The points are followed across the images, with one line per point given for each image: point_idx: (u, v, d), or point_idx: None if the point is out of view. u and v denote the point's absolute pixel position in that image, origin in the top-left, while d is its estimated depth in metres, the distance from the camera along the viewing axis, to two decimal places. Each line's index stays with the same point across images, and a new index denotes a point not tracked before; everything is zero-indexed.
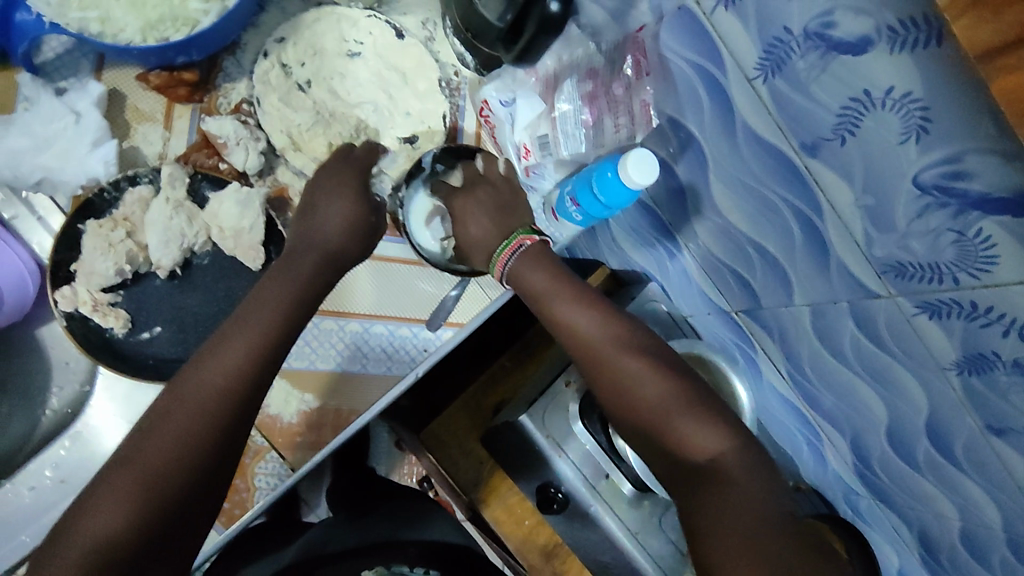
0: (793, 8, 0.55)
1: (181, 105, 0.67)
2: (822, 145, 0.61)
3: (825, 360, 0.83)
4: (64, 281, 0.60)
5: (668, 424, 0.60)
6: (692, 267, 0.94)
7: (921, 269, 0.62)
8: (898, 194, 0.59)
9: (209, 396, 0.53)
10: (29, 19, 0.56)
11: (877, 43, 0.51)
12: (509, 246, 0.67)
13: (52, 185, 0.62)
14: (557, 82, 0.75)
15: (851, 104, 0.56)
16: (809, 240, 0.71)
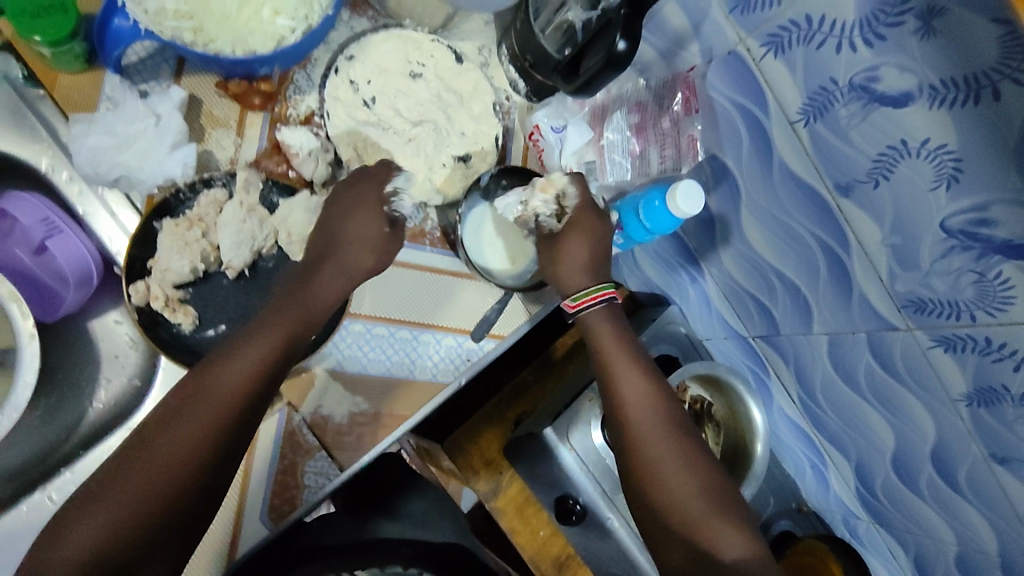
0: (840, 62, 0.60)
1: (253, 114, 0.69)
2: (856, 187, 0.66)
3: (837, 389, 0.88)
4: (138, 276, 0.62)
5: (676, 490, 0.66)
6: (713, 292, 0.98)
7: (942, 306, 0.67)
8: (925, 235, 0.64)
9: (217, 403, 0.54)
10: (125, 26, 0.58)
11: (917, 99, 0.57)
12: (595, 294, 0.71)
13: (129, 184, 0.64)
14: (606, 113, 0.81)
15: (888, 152, 0.62)
16: (833, 273, 0.76)
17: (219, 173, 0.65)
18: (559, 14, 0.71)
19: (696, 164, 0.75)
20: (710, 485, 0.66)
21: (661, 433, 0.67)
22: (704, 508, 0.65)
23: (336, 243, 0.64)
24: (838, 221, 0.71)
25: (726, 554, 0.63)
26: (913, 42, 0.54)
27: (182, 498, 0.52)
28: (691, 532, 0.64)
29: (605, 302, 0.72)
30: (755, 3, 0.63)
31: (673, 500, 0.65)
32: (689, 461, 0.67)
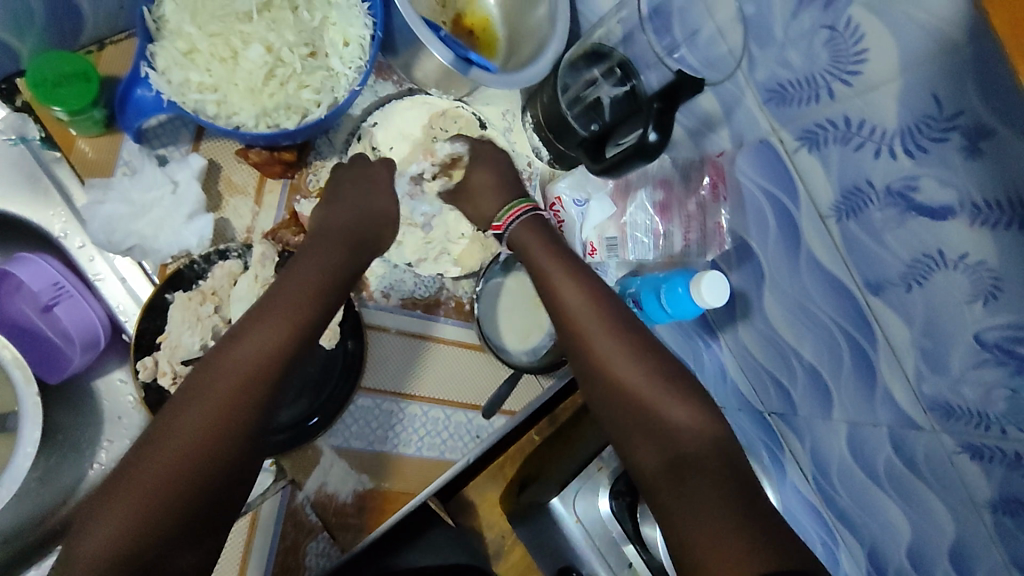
0: (876, 164, 0.56)
1: (272, 180, 0.69)
2: (887, 287, 0.60)
3: (876, 496, 0.72)
4: (146, 351, 0.60)
5: (656, 435, 0.60)
6: (728, 361, 0.89)
7: (972, 415, 0.58)
8: (957, 345, 0.57)
9: (236, 381, 0.54)
10: (148, 96, 0.56)
11: (958, 215, 0.52)
12: (511, 211, 0.72)
13: (142, 252, 0.63)
14: (631, 190, 0.78)
15: (922, 259, 0.56)
16: (856, 367, 0.67)
17: (235, 244, 0.64)
18: (587, 93, 0.73)
19: (721, 250, 0.75)
20: (696, 408, 0.61)
21: (638, 382, 0.62)
22: (685, 431, 0.59)
23: (341, 221, 0.66)
24: (866, 319, 0.64)
25: (699, 458, 0.57)
26: (959, 158, 0.50)
27: (205, 484, 0.50)
28: (673, 455, 0.58)
29: (528, 216, 0.71)
30: (792, 97, 0.60)
31: (652, 421, 0.60)
32: (679, 406, 0.61)
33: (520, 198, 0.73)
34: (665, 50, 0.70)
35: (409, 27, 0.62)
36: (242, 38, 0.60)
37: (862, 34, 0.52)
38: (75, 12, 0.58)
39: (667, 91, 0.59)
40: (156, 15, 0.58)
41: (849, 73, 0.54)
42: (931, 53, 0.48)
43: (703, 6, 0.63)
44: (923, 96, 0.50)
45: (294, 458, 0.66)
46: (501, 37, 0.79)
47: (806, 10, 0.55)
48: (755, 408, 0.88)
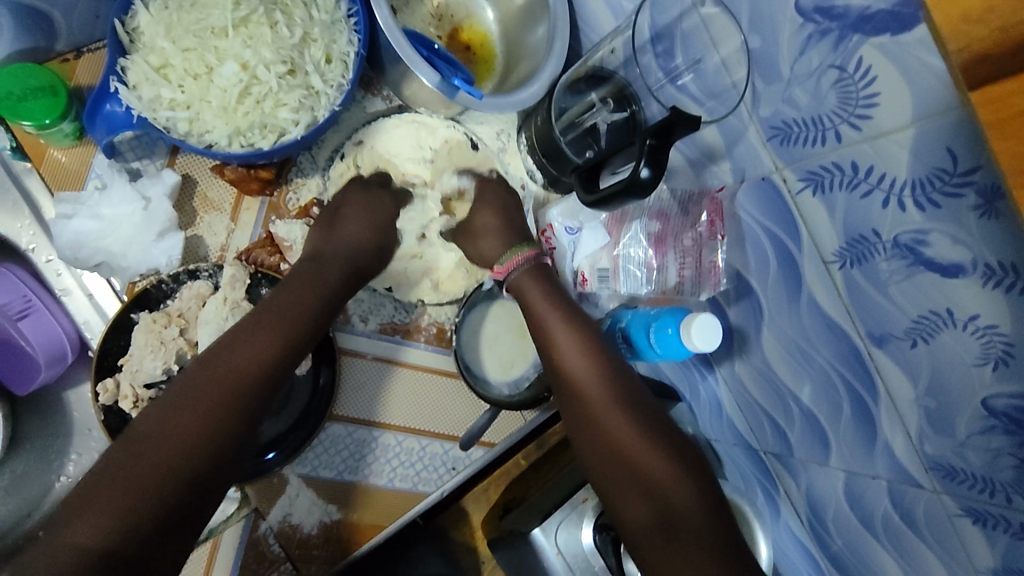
0: (882, 214, 0.48)
1: (250, 198, 0.67)
2: (890, 340, 0.52)
3: (871, 552, 0.63)
4: (108, 372, 0.59)
5: (644, 486, 0.56)
6: (726, 398, 0.77)
7: (979, 482, 0.50)
8: (964, 411, 0.49)
9: (230, 386, 0.52)
10: (118, 111, 0.56)
11: (970, 274, 0.44)
12: (515, 256, 0.70)
13: (111, 269, 0.62)
14: (626, 220, 0.74)
15: (929, 317, 0.48)
16: (855, 421, 0.58)
17: (206, 264, 0.63)
18: (584, 117, 0.73)
19: (717, 291, 0.68)
20: (680, 457, 0.58)
21: (624, 427, 0.59)
22: (669, 481, 0.56)
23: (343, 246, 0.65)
24: (867, 368, 0.55)
25: (684, 513, 0.55)
26: (972, 218, 0.42)
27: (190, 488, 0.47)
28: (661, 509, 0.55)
29: (530, 262, 0.70)
30: (796, 136, 0.53)
31: (638, 469, 0.57)
32: (662, 457, 0.58)
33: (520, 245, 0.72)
34: (667, 76, 0.66)
35: (393, 45, 0.61)
36: (217, 54, 0.59)
37: (874, 77, 0.45)
38: (50, 27, 0.60)
39: (660, 126, 0.55)
40: (130, 27, 0.58)
41: (858, 117, 0.48)
42: (947, 105, 0.41)
43: (706, 35, 0.59)
44: (936, 152, 0.43)
45: (259, 485, 0.66)
46: (498, 52, 0.79)
47: (815, 45, 0.49)
48: (751, 447, 0.76)
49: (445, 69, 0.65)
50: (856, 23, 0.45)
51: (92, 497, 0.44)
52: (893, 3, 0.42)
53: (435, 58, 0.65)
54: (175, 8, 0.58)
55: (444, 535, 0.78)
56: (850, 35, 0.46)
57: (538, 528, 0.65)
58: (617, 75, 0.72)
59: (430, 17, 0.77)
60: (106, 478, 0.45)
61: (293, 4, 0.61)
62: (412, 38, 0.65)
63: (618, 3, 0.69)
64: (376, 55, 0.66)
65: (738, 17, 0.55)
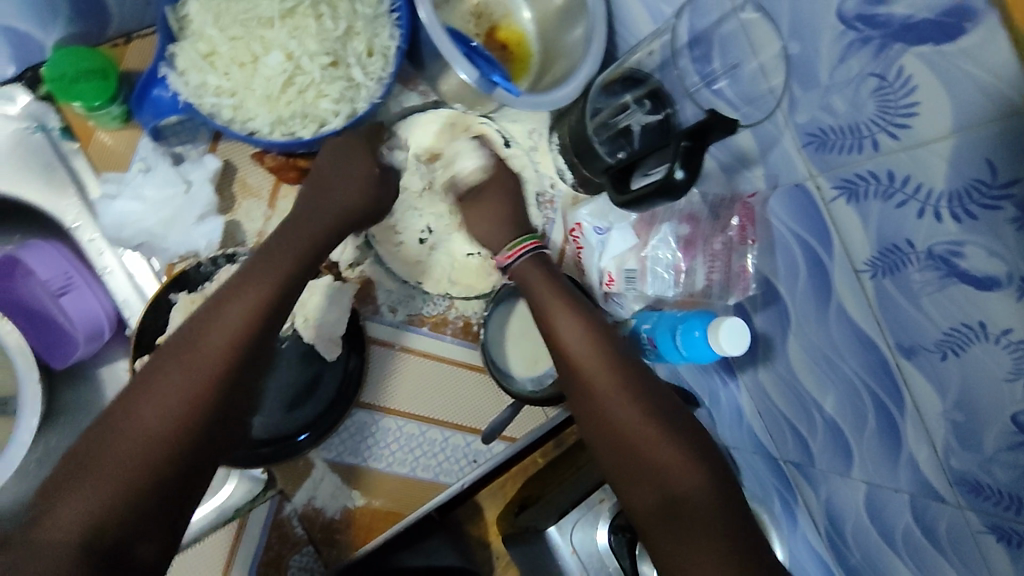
0: (917, 224, 0.48)
1: (287, 185, 0.68)
2: (920, 351, 0.52)
3: (890, 566, 0.63)
4: (145, 350, 0.61)
5: (653, 478, 0.56)
6: (746, 405, 0.77)
7: (1007, 499, 0.49)
8: (993, 425, 0.48)
9: (203, 369, 0.50)
10: (164, 96, 0.58)
11: (1005, 287, 0.44)
12: (516, 247, 0.70)
13: (151, 250, 0.64)
14: (656, 221, 0.74)
15: (960, 330, 0.48)
16: (880, 432, 0.58)
17: (244, 249, 0.64)
18: (618, 118, 0.74)
19: (746, 295, 0.68)
20: (692, 444, 0.58)
21: (636, 416, 0.58)
22: (680, 471, 0.55)
23: (329, 201, 0.62)
24: (894, 380, 0.55)
25: (695, 504, 0.53)
26: (1010, 231, 0.42)
27: (174, 473, 0.46)
28: (670, 500, 0.54)
29: (530, 253, 0.70)
30: (832, 144, 0.53)
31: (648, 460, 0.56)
32: (675, 446, 0.57)
33: (524, 233, 0.72)
34: (704, 80, 0.66)
35: (434, 41, 0.63)
36: (263, 44, 0.60)
37: (914, 86, 0.45)
38: (104, 13, 0.62)
39: (695, 128, 0.55)
40: (179, 15, 0.59)
41: (897, 126, 0.48)
42: (987, 117, 0.41)
43: (745, 40, 0.59)
44: (976, 162, 0.43)
45: (284, 468, 0.67)
46: (534, 51, 0.80)
47: (855, 53, 0.49)
48: (771, 456, 0.75)
49: (483, 66, 0.66)
50: (898, 31, 0.45)
51: (73, 485, 0.43)
52: (937, 13, 0.42)
53: (473, 55, 0.66)
54: None
55: (459, 529, 0.80)
56: (891, 43, 0.46)
57: (553, 526, 0.66)
58: (652, 78, 0.73)
59: (468, 14, 0.78)
60: (85, 467, 0.44)
61: None
62: (453, 35, 0.66)
63: (657, 7, 0.70)
64: (416, 50, 0.68)
65: (778, 22, 0.55)
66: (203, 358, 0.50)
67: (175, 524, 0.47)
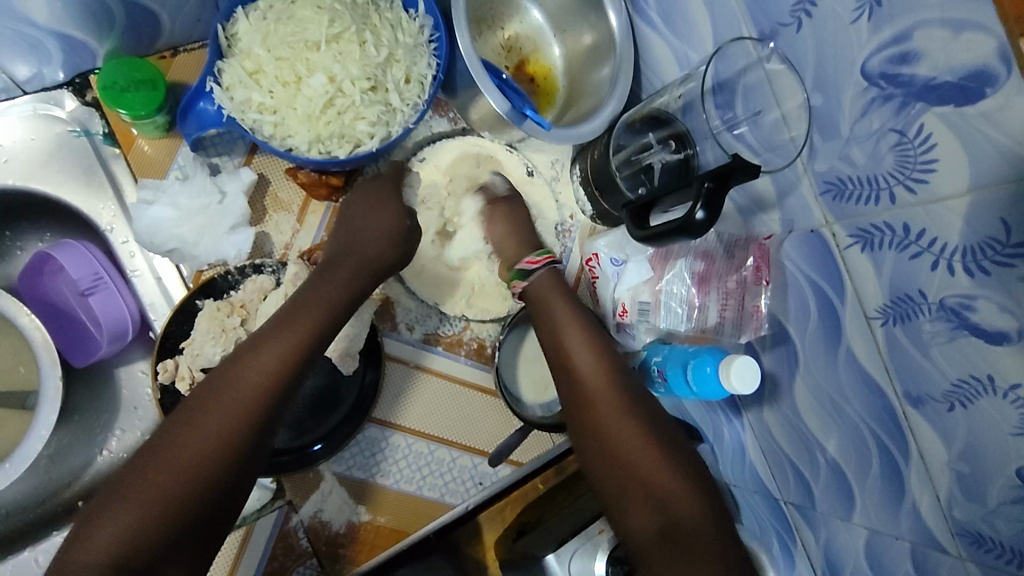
0: (930, 276, 0.50)
1: (317, 202, 0.71)
2: (927, 401, 0.53)
3: None
4: (169, 353, 0.63)
5: (656, 505, 0.56)
6: (750, 443, 0.78)
7: (1009, 552, 0.50)
8: (998, 477, 0.49)
9: (246, 388, 0.53)
10: (209, 110, 0.60)
11: (1014, 342, 0.45)
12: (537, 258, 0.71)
13: (181, 256, 0.66)
14: (671, 257, 0.75)
15: (968, 381, 0.49)
16: (885, 479, 0.59)
17: (271, 260, 0.67)
18: (641, 155, 0.76)
19: (757, 335, 0.69)
20: (689, 471, 0.59)
21: (645, 447, 0.59)
22: (686, 506, 0.56)
23: (361, 242, 0.66)
24: (900, 427, 0.56)
25: (703, 540, 0.54)
26: (1021, 288, 0.43)
27: (204, 491, 0.49)
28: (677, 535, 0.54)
29: (552, 265, 0.71)
30: (850, 193, 0.55)
31: (654, 492, 0.57)
32: (684, 480, 0.57)
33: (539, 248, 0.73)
34: (725, 124, 0.68)
35: (469, 69, 0.65)
36: (308, 65, 0.63)
37: (933, 143, 0.47)
38: (156, 26, 0.65)
39: (719, 170, 0.57)
40: (229, 33, 0.62)
41: (914, 181, 0.49)
42: (1003, 178, 0.43)
43: (769, 89, 0.61)
44: (990, 221, 0.45)
45: (295, 478, 0.68)
46: (561, 86, 0.83)
47: (877, 109, 0.51)
48: (771, 496, 0.75)
49: (515, 99, 0.69)
50: (920, 92, 0.47)
51: (118, 500, 0.47)
52: (959, 77, 0.44)
53: (504, 87, 0.69)
54: (273, 20, 0.62)
55: (457, 549, 0.74)
56: (913, 102, 0.48)
57: (552, 554, 0.64)
58: (676, 120, 0.74)
59: (500, 48, 0.81)
60: (128, 483, 0.48)
61: (382, 25, 0.65)
62: (487, 67, 0.69)
63: (684, 53, 0.73)
64: (450, 78, 0.71)
65: (803, 75, 0.57)
66: (243, 385, 0.53)
67: (209, 544, 0.50)
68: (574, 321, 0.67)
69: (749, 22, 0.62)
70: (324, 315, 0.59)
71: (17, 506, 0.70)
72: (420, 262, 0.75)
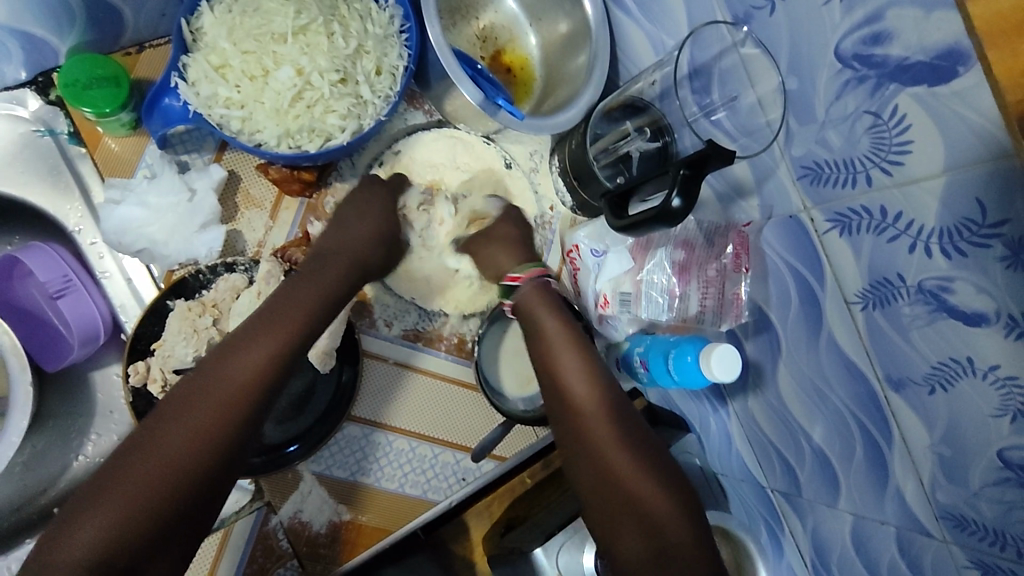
0: (907, 259, 0.49)
1: (290, 198, 0.70)
2: (908, 385, 0.52)
3: None
4: (140, 355, 0.62)
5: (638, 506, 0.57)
6: (736, 432, 0.77)
7: (992, 534, 0.49)
8: (980, 459, 0.49)
9: (231, 391, 0.52)
10: (175, 106, 0.59)
11: (992, 323, 0.44)
12: (526, 272, 0.71)
13: (151, 256, 0.65)
14: (651, 246, 0.74)
15: (948, 364, 0.48)
16: (869, 465, 0.58)
17: (244, 258, 0.65)
18: (619, 144, 0.75)
19: (738, 322, 0.68)
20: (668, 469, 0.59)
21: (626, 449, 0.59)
22: (666, 505, 0.56)
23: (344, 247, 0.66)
24: (883, 412, 0.55)
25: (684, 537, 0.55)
26: (998, 269, 0.43)
27: (185, 496, 0.48)
28: (658, 534, 0.55)
29: (539, 279, 0.71)
30: (827, 177, 0.54)
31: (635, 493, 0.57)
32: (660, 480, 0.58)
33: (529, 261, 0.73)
34: (702, 110, 0.68)
35: (441, 60, 0.64)
36: (275, 59, 0.62)
37: (908, 124, 0.47)
38: (119, 22, 0.63)
39: (694, 157, 0.56)
40: (194, 27, 0.61)
41: (890, 163, 0.49)
42: (977, 157, 0.43)
43: (744, 74, 0.61)
44: (965, 201, 0.44)
45: (273, 479, 0.67)
46: (538, 76, 0.82)
47: (851, 91, 0.50)
48: (758, 484, 0.75)
49: (489, 90, 0.68)
50: (893, 72, 0.47)
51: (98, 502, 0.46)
52: (932, 56, 0.43)
53: (479, 78, 0.68)
54: (238, 12, 0.61)
55: (443, 547, 0.70)
56: (886, 83, 0.47)
57: (541, 546, 0.62)
58: (652, 107, 0.74)
59: (475, 38, 0.80)
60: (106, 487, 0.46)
61: (350, 17, 0.64)
62: (460, 57, 0.68)
63: (660, 39, 0.72)
64: (424, 70, 0.69)
65: (777, 59, 0.57)
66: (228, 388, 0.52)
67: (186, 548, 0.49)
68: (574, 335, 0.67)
69: (723, 6, 0.61)
70: (305, 318, 0.58)
71: None
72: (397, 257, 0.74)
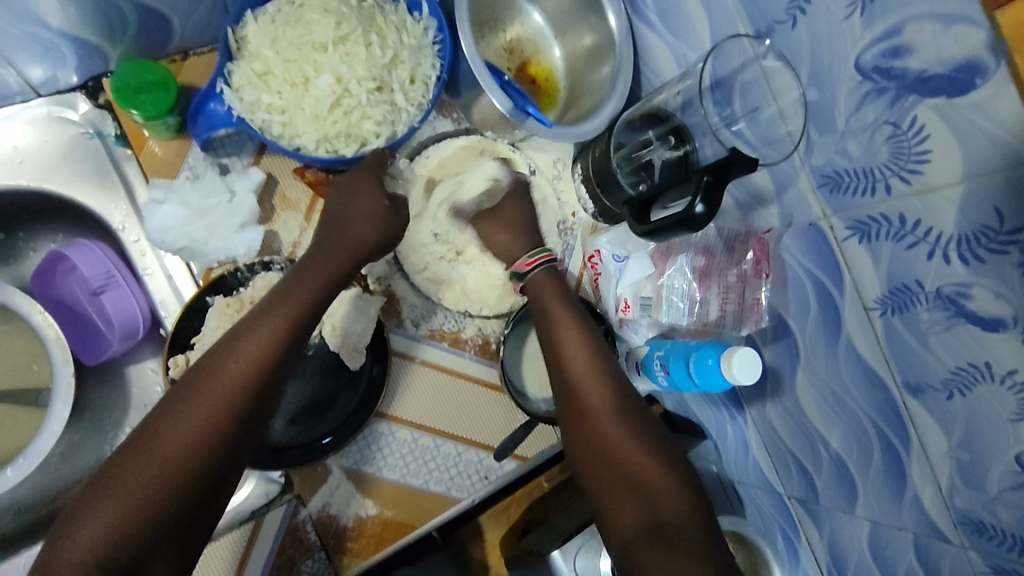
0: (927, 266, 0.50)
1: (324, 200, 0.72)
2: (927, 390, 0.53)
3: None
4: (180, 349, 0.64)
5: (637, 492, 0.55)
6: (753, 440, 0.78)
7: (1010, 539, 0.50)
8: (998, 463, 0.50)
9: (233, 379, 0.53)
10: (219, 110, 0.62)
11: (1011, 329, 0.46)
12: (533, 258, 0.72)
13: (191, 254, 0.67)
14: (672, 252, 0.76)
15: (967, 369, 0.50)
16: (887, 470, 0.59)
17: (280, 258, 0.68)
18: (641, 152, 0.77)
19: (758, 327, 0.70)
20: (670, 456, 0.58)
21: (625, 440, 0.58)
22: (668, 492, 0.54)
23: (343, 226, 0.65)
24: (901, 417, 0.56)
25: (687, 525, 0.52)
26: (1016, 275, 0.44)
27: (184, 484, 0.48)
28: (655, 522, 0.52)
29: (546, 266, 0.72)
30: (847, 186, 0.56)
31: (634, 482, 0.55)
32: (662, 470, 0.56)
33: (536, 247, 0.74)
34: (724, 121, 0.70)
35: (472, 70, 0.67)
36: (315, 67, 0.64)
37: (926, 134, 0.48)
38: (167, 30, 0.67)
39: (718, 164, 0.58)
40: (238, 36, 0.64)
41: (909, 171, 0.50)
42: (995, 166, 0.44)
43: (766, 85, 0.63)
44: (983, 209, 0.46)
45: (303, 473, 0.70)
46: (562, 87, 0.84)
47: (871, 102, 0.52)
48: (775, 491, 0.75)
49: (517, 98, 0.70)
50: (913, 84, 0.49)
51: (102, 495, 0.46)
52: (950, 68, 0.45)
53: (507, 87, 0.71)
54: (281, 23, 0.64)
55: (462, 549, 0.74)
56: (906, 95, 0.49)
57: (558, 549, 0.63)
58: (674, 117, 0.76)
59: (502, 50, 0.83)
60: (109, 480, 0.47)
61: (387, 28, 0.67)
62: (490, 68, 0.71)
63: (682, 51, 0.75)
64: (454, 79, 0.72)
65: (798, 71, 0.59)
66: (229, 376, 0.53)
67: (185, 536, 0.48)
68: (582, 332, 0.68)
69: (745, 20, 0.63)
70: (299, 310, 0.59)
71: (29, 502, 0.71)
72: (424, 259, 0.76)
